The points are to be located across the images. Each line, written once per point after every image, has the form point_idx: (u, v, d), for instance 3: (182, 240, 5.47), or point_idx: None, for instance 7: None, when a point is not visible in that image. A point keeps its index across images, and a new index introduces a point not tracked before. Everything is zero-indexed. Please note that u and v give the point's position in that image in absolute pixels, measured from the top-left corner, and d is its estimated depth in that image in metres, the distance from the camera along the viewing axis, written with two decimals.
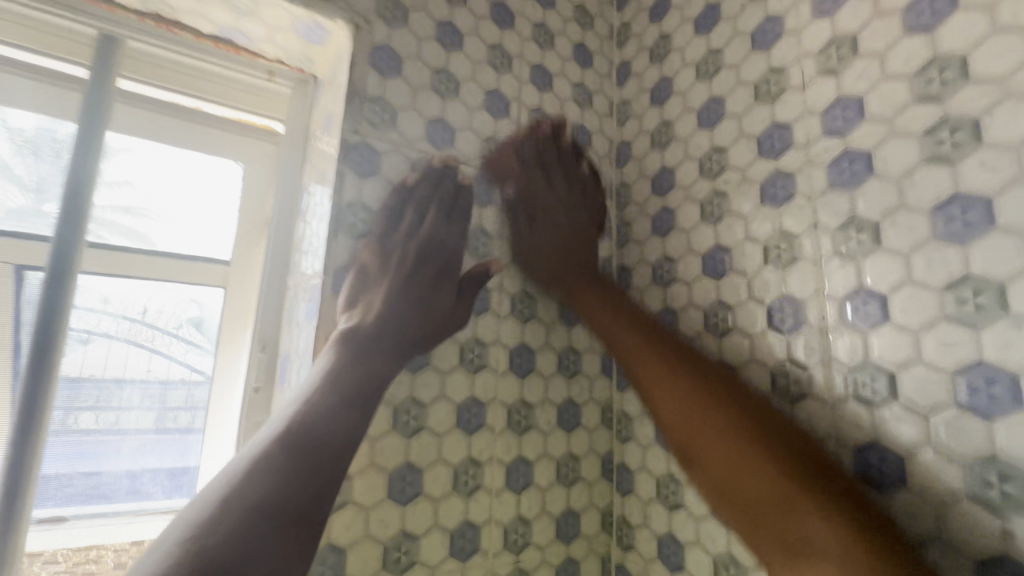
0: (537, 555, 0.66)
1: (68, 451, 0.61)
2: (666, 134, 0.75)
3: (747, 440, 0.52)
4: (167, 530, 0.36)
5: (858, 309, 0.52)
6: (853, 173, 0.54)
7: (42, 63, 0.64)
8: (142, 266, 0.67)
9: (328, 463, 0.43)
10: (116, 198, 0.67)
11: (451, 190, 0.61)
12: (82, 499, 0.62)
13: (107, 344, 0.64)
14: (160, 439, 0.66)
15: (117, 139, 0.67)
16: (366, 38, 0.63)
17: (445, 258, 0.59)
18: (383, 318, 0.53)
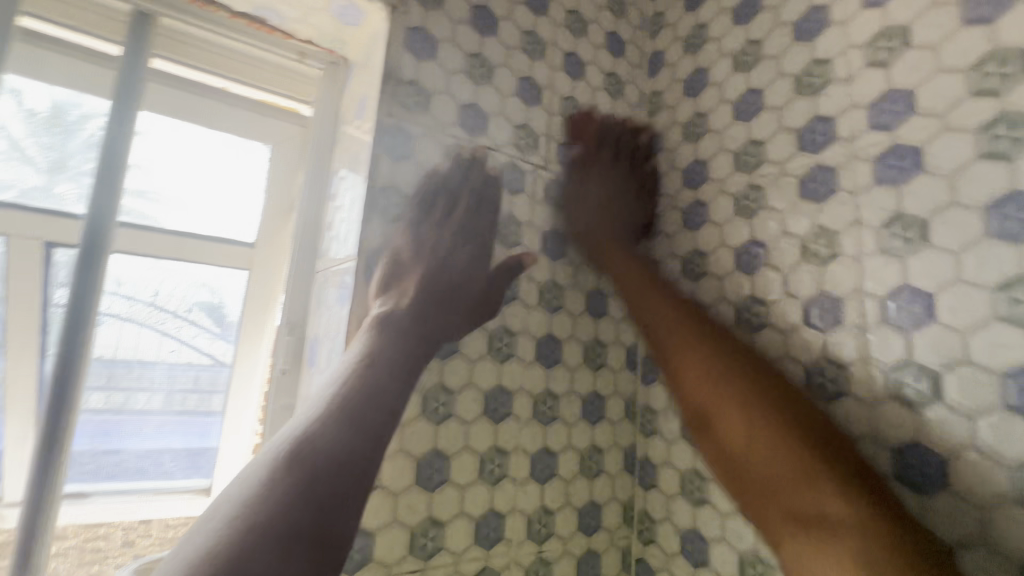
0: (560, 546, 0.66)
1: (94, 429, 0.62)
2: (700, 126, 0.74)
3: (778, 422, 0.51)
4: (208, 521, 0.35)
5: (901, 308, 0.51)
6: (902, 169, 0.52)
7: (76, 38, 0.63)
8: (164, 250, 0.66)
9: (367, 450, 0.41)
10: (135, 181, 0.65)
11: (482, 177, 0.60)
12: (104, 476, 0.64)
13: (119, 326, 0.63)
14: (180, 420, 0.68)
15: (146, 119, 0.67)
16: (401, 20, 0.62)
17: (478, 244, 0.58)
18: (417, 303, 0.52)
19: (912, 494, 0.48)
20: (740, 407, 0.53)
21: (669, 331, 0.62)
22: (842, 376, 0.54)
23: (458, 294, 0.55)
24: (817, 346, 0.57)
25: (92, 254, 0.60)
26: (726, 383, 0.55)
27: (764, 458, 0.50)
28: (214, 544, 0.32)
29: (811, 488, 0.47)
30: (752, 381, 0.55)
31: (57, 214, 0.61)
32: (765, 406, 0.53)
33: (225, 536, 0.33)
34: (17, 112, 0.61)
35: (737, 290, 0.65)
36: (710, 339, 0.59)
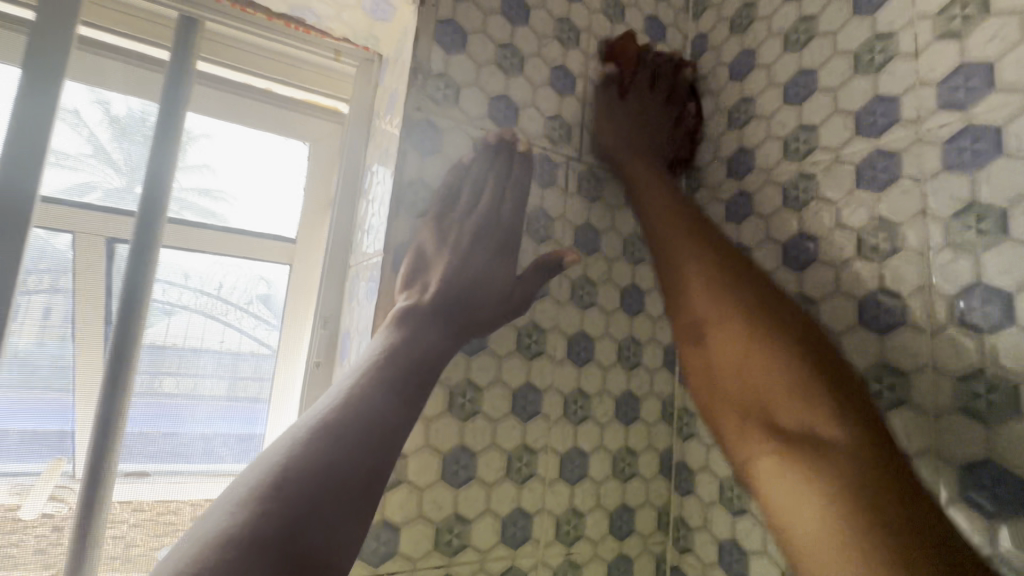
0: (590, 548, 0.64)
1: (151, 412, 0.65)
2: (746, 111, 0.69)
3: (779, 351, 0.50)
4: (224, 499, 0.36)
5: (973, 309, 0.45)
6: (976, 152, 0.46)
7: (130, 46, 0.66)
8: (216, 245, 0.69)
9: (382, 447, 0.41)
10: (199, 180, 0.69)
11: (507, 165, 0.58)
12: (162, 458, 0.65)
13: (188, 317, 0.67)
14: (231, 406, 0.68)
15: (196, 119, 0.69)
16: (431, 12, 0.62)
17: (502, 239, 0.56)
18: (439, 298, 0.51)
19: (979, 518, 0.43)
20: (773, 365, 0.50)
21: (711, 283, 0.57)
22: (902, 382, 0.49)
23: (480, 292, 0.54)
24: (873, 349, 0.52)
25: (142, 254, 0.65)
26: (768, 338, 0.51)
27: (762, 374, 0.50)
28: (225, 529, 0.33)
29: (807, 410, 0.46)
30: (794, 351, 0.50)
31: (115, 210, 0.65)
32: (806, 378, 0.48)
33: (237, 521, 0.33)
34: (94, 119, 0.64)
35: (783, 288, 0.61)
36: (760, 293, 0.55)
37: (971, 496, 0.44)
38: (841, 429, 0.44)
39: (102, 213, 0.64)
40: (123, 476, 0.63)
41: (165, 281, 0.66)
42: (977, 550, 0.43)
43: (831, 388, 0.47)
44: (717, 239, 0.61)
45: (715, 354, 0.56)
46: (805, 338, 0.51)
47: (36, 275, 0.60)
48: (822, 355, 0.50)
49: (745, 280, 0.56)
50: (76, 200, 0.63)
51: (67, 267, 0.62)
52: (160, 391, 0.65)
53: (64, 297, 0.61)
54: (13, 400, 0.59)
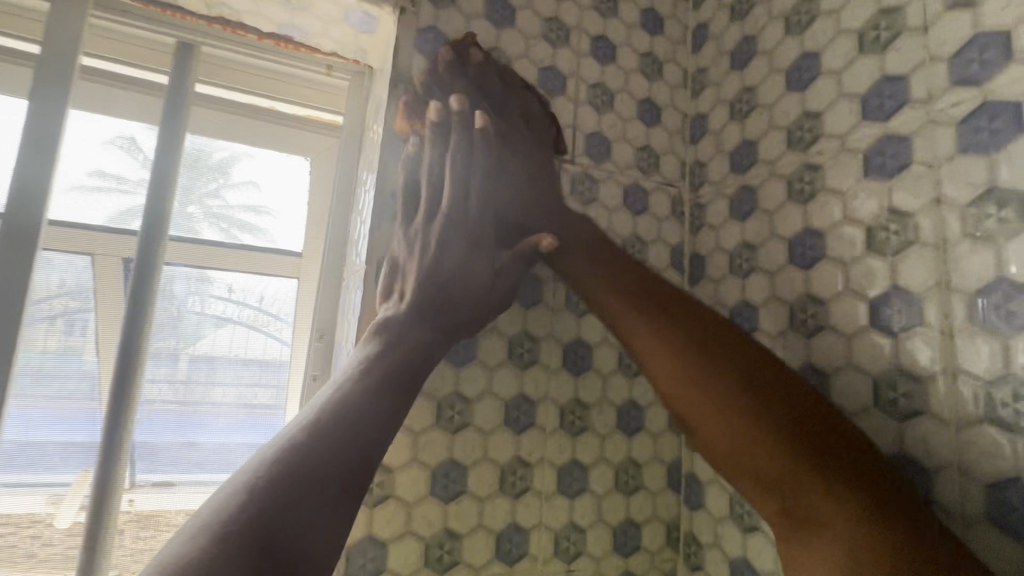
0: (592, 566, 0.62)
1: (172, 423, 0.68)
2: (748, 102, 0.65)
3: (750, 425, 0.46)
4: (188, 524, 0.34)
5: (995, 308, 0.41)
6: (994, 132, 0.42)
7: (134, 74, 0.69)
8: (234, 262, 0.72)
9: (353, 465, 0.40)
10: (244, 197, 0.73)
11: (464, 144, 0.52)
12: (190, 466, 0.70)
13: (233, 328, 0.71)
14: (251, 417, 0.71)
15: (235, 143, 0.73)
16: (411, 21, 0.62)
17: (474, 237, 0.53)
18: (413, 308, 0.50)
19: (1011, 542, 0.38)
20: (755, 457, 0.45)
21: (668, 352, 0.51)
22: (917, 389, 0.44)
23: (456, 299, 0.52)
24: (886, 354, 0.47)
25: (145, 269, 0.67)
26: (741, 419, 0.46)
27: (747, 458, 0.46)
28: (188, 550, 0.31)
29: (803, 492, 0.43)
30: (763, 414, 0.45)
31: (124, 231, 0.68)
32: (785, 452, 0.44)
33: (201, 543, 0.32)
34: (149, 144, 0.69)
35: (790, 288, 0.57)
36: (712, 351, 0.49)
37: (998, 515, 0.39)
38: (835, 507, 0.41)
39: (117, 235, 0.67)
40: (153, 484, 0.68)
41: (205, 293, 0.70)
42: None
43: (814, 470, 0.42)
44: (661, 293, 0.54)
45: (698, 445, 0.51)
46: (766, 397, 0.46)
47: (71, 297, 0.65)
48: (786, 421, 0.45)
49: (698, 355, 0.49)
50: (93, 223, 0.66)
51: (87, 289, 0.66)
52: (209, 400, 0.69)
53: (81, 316, 0.65)
54: (36, 412, 0.63)
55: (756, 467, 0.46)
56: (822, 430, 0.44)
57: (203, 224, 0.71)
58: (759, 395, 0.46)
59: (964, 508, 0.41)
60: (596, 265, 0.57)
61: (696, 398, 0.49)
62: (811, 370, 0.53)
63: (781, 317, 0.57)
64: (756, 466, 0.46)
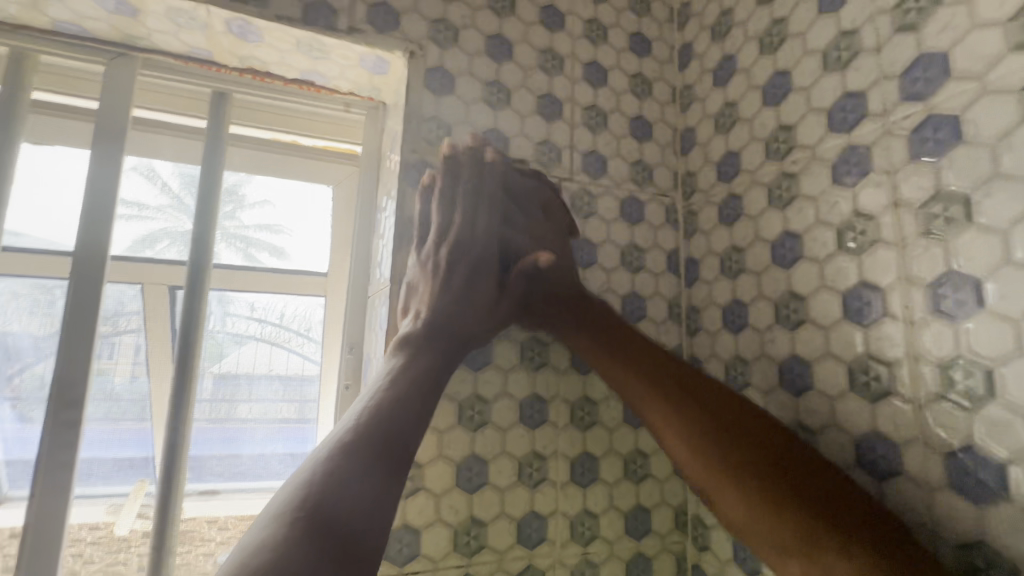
0: (606, 548, 0.67)
1: (216, 436, 0.76)
2: (730, 116, 0.71)
3: (756, 488, 0.49)
4: (258, 521, 0.40)
5: (947, 297, 0.46)
6: (938, 142, 0.47)
7: (174, 121, 0.78)
8: (266, 284, 0.80)
9: (391, 459, 0.46)
10: (262, 216, 0.82)
11: (472, 173, 0.60)
12: (228, 477, 0.77)
13: (254, 346, 0.79)
14: (283, 427, 0.80)
15: (259, 176, 0.82)
16: (420, 63, 0.69)
17: (478, 257, 0.59)
18: (431, 321, 0.56)
19: (967, 503, 0.43)
20: (768, 519, 0.48)
21: (671, 420, 0.56)
22: (885, 372, 0.50)
23: (468, 309, 0.59)
24: (859, 342, 0.52)
25: (194, 294, 0.74)
26: (748, 483, 0.50)
27: (761, 525, 0.48)
28: (263, 539, 0.37)
29: (814, 551, 0.45)
30: (767, 473, 0.49)
31: (173, 262, 0.76)
32: (794, 512, 0.47)
33: (274, 532, 0.38)
34: (165, 172, 0.77)
35: (774, 286, 0.62)
36: (709, 421, 0.54)
37: (956, 480, 0.44)
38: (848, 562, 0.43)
39: (167, 266, 0.76)
40: (198, 493, 0.76)
41: (229, 313, 0.78)
42: (967, 534, 0.43)
43: (823, 523, 0.45)
44: (684, 386, 0.57)
45: (721, 513, 0.53)
46: (765, 460, 0.50)
47: (105, 322, 0.72)
48: (799, 481, 0.48)
49: (709, 429, 0.54)
50: (148, 256, 0.75)
51: (135, 312, 0.74)
52: (238, 416, 0.77)
53: (135, 336, 0.74)
54: (95, 430, 0.70)
55: (770, 532, 0.48)
56: (822, 484, 0.48)
57: (222, 246, 0.78)
58: (761, 457, 0.51)
59: (929, 475, 0.46)
60: (598, 341, 0.63)
61: (705, 465, 0.53)
62: (796, 360, 0.59)
63: (767, 314, 0.63)
64: (767, 531, 0.48)
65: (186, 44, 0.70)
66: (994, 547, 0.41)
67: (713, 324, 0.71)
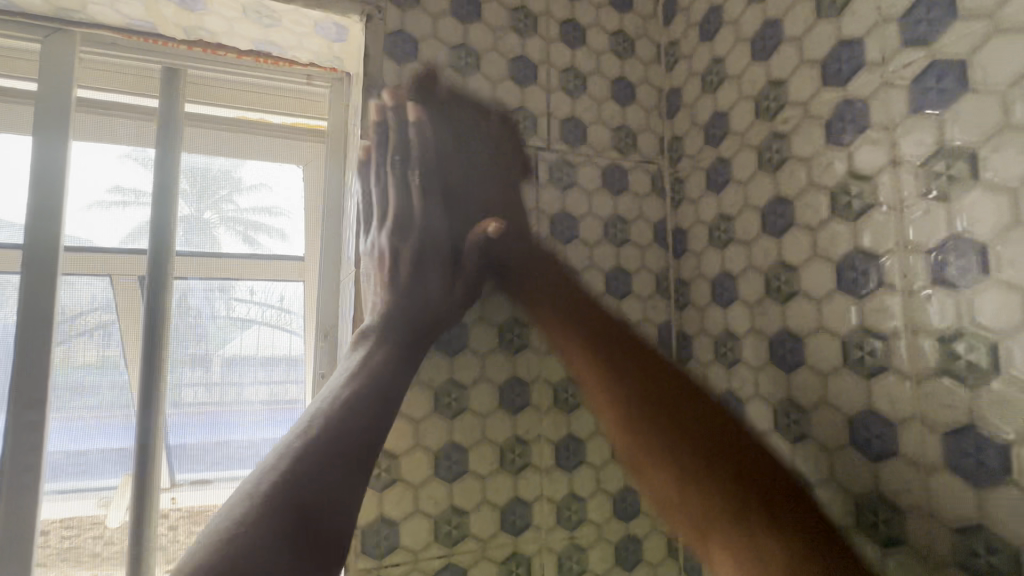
0: (594, 531, 0.66)
1: (206, 420, 0.73)
2: (717, 73, 0.66)
3: (643, 424, 0.56)
4: (208, 526, 0.38)
5: (948, 264, 0.42)
6: (942, 92, 0.42)
7: (128, 100, 0.72)
8: (252, 271, 0.76)
9: (348, 456, 0.44)
10: (258, 198, 0.76)
11: (399, 138, 0.57)
12: (221, 464, 0.74)
13: (257, 330, 0.75)
14: (274, 411, 0.76)
15: (235, 153, 0.76)
16: (379, 27, 0.63)
17: (421, 237, 0.56)
18: (386, 306, 0.55)
19: (965, 484, 0.40)
20: (651, 440, 0.55)
21: (596, 383, 0.61)
22: (882, 348, 0.46)
23: (422, 296, 0.56)
24: (853, 315, 0.49)
25: (158, 284, 0.72)
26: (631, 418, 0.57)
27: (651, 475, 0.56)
28: (213, 542, 0.36)
29: (692, 483, 0.50)
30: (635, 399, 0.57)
31: (133, 252, 0.72)
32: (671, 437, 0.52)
33: (224, 536, 0.36)
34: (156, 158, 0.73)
35: (765, 256, 0.58)
36: (608, 350, 0.60)
37: (956, 461, 0.41)
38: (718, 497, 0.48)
39: (129, 254, 0.72)
40: (191, 483, 0.72)
41: (229, 297, 0.74)
42: (968, 518, 0.40)
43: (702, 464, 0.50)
44: (602, 318, 0.62)
45: (648, 485, 0.57)
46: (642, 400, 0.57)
47: (104, 309, 0.70)
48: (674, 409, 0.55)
49: (606, 358, 0.60)
50: (105, 246, 0.71)
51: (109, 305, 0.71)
52: (248, 399, 0.74)
53: (111, 329, 0.71)
54: (74, 424, 0.69)
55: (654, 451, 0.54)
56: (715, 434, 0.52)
57: (220, 229, 0.75)
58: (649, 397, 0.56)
59: (926, 455, 0.43)
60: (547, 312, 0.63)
61: (619, 436, 0.59)
62: (786, 335, 0.55)
63: (757, 286, 0.59)
64: (653, 453, 0.55)
65: (125, 15, 0.64)
66: (993, 531, 0.38)
67: (702, 298, 0.67)
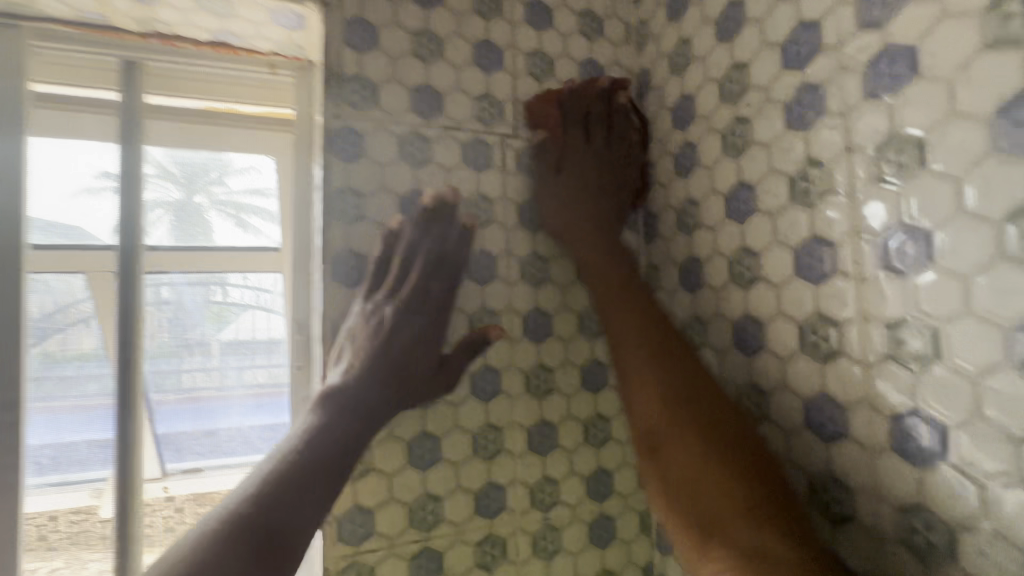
0: (567, 513, 0.67)
1: (195, 410, 0.78)
2: (684, 55, 0.65)
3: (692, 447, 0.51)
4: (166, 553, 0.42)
5: (896, 252, 0.42)
6: (894, 78, 0.42)
7: (87, 94, 0.71)
8: (230, 265, 0.77)
9: (299, 517, 0.46)
10: (246, 180, 0.78)
11: (424, 219, 0.57)
12: (212, 451, 0.81)
13: (251, 313, 0.76)
14: (264, 398, 0.78)
15: (206, 150, 0.77)
16: (337, 15, 0.62)
17: (426, 321, 0.57)
18: (360, 379, 0.53)
19: (907, 465, 0.42)
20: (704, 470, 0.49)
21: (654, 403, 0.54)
22: (835, 334, 0.47)
23: (407, 375, 0.56)
24: (810, 301, 0.49)
25: (128, 280, 0.70)
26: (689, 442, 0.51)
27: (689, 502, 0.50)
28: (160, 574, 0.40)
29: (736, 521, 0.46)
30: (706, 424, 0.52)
31: (105, 248, 0.71)
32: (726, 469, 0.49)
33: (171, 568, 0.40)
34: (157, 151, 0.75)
35: (729, 242, 0.58)
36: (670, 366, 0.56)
37: (900, 443, 0.42)
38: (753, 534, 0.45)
39: (98, 251, 0.71)
40: (182, 472, 0.81)
41: (224, 282, 0.77)
42: (908, 497, 0.42)
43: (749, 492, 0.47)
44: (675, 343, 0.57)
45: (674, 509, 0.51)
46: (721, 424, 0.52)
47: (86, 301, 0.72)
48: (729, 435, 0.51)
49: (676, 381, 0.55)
50: (75, 241, 0.71)
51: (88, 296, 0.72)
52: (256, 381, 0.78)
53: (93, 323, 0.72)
54: (57, 418, 0.70)
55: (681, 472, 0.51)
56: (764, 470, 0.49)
57: (212, 214, 0.77)
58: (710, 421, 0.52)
59: (875, 437, 0.44)
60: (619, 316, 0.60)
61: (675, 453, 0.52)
62: (748, 320, 0.56)
63: (723, 272, 0.59)
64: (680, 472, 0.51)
65: (74, 7, 0.63)
66: (931, 510, 0.40)
67: (671, 283, 0.68)
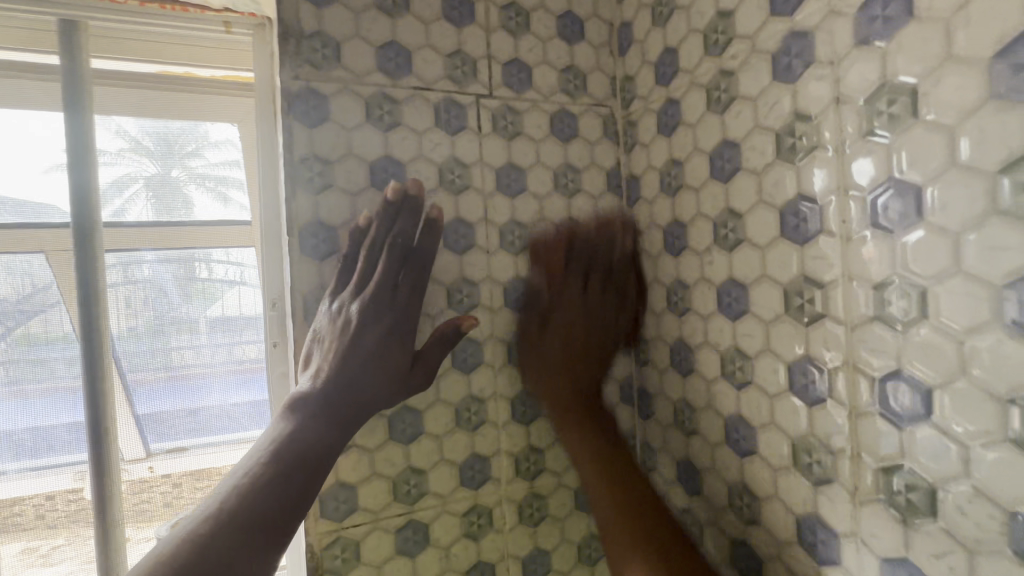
0: (553, 480, 0.67)
1: (169, 393, 0.72)
2: (667, 3, 0.61)
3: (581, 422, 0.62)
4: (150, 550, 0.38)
5: (884, 209, 0.40)
6: (888, 21, 0.39)
7: (24, 58, 0.66)
8: (210, 239, 0.72)
9: (289, 504, 0.44)
10: (224, 155, 0.72)
11: (389, 207, 0.54)
12: (194, 433, 0.74)
13: (239, 291, 0.73)
14: (245, 376, 0.74)
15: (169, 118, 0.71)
16: None
17: (397, 314, 0.54)
18: (329, 378, 0.51)
19: (890, 426, 0.41)
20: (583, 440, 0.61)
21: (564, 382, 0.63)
22: (820, 295, 0.46)
23: (383, 366, 0.53)
24: (796, 262, 0.48)
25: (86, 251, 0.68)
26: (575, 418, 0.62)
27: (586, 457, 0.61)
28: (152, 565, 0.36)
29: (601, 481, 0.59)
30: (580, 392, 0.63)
31: (60, 225, 0.68)
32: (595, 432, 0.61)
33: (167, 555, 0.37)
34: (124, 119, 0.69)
35: (713, 203, 0.56)
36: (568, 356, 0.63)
37: (886, 405, 0.41)
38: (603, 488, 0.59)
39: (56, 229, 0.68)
40: (167, 451, 0.73)
41: (208, 259, 0.72)
42: (890, 457, 0.41)
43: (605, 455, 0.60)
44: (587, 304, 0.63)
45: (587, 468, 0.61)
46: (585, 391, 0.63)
47: (49, 286, 0.68)
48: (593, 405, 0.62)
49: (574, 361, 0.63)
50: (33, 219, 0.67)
51: (48, 285, 0.68)
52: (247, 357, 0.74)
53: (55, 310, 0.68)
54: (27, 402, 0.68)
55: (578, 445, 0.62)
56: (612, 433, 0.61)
57: (191, 187, 0.71)
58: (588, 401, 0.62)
59: (857, 399, 0.43)
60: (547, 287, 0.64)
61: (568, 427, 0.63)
62: (732, 284, 0.55)
63: (706, 235, 0.58)
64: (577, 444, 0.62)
65: None
66: (912, 471, 0.40)
67: (654, 246, 0.66)
